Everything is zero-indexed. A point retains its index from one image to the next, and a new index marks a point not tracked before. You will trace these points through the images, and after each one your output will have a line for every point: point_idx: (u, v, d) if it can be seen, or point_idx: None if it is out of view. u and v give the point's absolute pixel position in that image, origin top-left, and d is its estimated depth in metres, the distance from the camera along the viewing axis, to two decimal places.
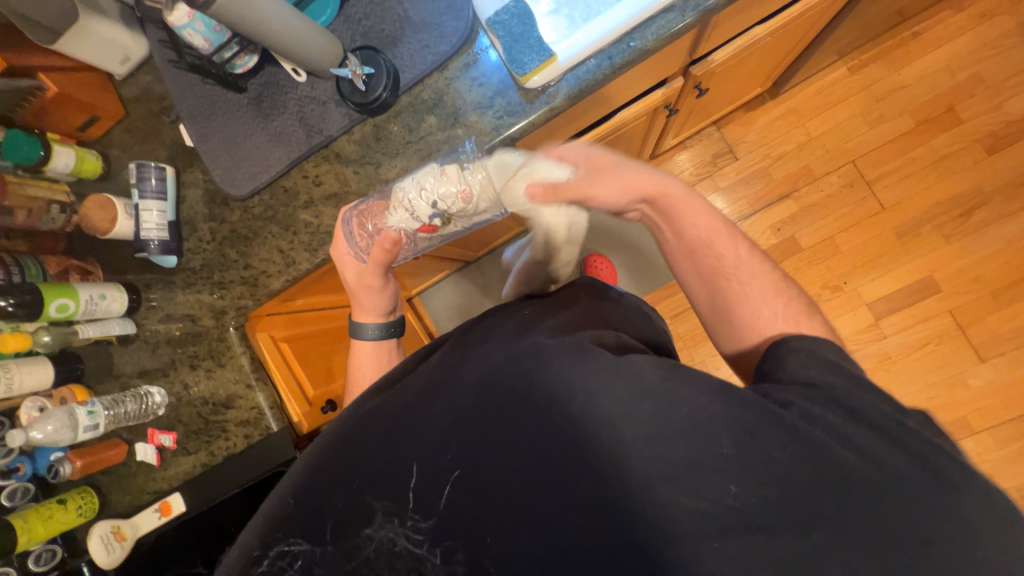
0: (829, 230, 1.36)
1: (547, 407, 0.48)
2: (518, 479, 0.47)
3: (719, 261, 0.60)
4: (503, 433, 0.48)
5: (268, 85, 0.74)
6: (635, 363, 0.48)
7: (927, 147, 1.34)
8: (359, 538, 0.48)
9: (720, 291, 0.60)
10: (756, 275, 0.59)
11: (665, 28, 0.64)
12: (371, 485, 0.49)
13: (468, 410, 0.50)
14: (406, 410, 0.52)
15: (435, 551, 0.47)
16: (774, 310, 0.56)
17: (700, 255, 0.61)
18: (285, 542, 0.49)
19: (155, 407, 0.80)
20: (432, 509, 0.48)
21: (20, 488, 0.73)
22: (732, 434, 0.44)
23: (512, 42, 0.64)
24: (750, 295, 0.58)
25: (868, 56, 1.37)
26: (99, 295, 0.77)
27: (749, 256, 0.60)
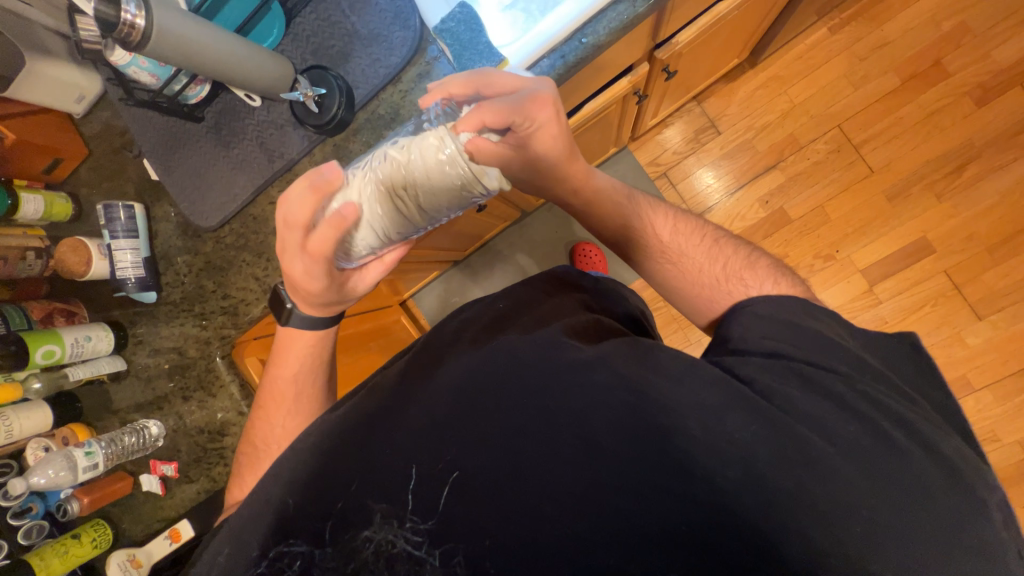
0: (817, 199, 1.34)
1: (532, 400, 0.47)
2: (505, 481, 0.45)
3: (650, 246, 0.62)
4: (483, 428, 0.46)
5: (225, 113, 0.73)
6: (604, 354, 0.48)
7: (913, 105, 1.31)
8: (357, 541, 0.44)
9: (663, 279, 0.61)
10: (683, 246, 0.61)
11: (617, 21, 0.61)
12: (372, 484, 0.46)
13: (444, 411, 0.48)
14: (382, 411, 0.51)
15: (434, 550, 0.43)
16: (714, 274, 0.58)
17: (637, 243, 0.63)
18: (285, 542, 0.45)
19: (153, 438, 0.82)
20: (433, 508, 0.44)
21: (35, 526, 0.76)
22: (698, 415, 0.44)
23: (461, 50, 0.63)
24: (687, 271, 0.59)
25: (849, 15, 1.32)
26: (85, 337, 0.78)
27: (672, 230, 0.62)
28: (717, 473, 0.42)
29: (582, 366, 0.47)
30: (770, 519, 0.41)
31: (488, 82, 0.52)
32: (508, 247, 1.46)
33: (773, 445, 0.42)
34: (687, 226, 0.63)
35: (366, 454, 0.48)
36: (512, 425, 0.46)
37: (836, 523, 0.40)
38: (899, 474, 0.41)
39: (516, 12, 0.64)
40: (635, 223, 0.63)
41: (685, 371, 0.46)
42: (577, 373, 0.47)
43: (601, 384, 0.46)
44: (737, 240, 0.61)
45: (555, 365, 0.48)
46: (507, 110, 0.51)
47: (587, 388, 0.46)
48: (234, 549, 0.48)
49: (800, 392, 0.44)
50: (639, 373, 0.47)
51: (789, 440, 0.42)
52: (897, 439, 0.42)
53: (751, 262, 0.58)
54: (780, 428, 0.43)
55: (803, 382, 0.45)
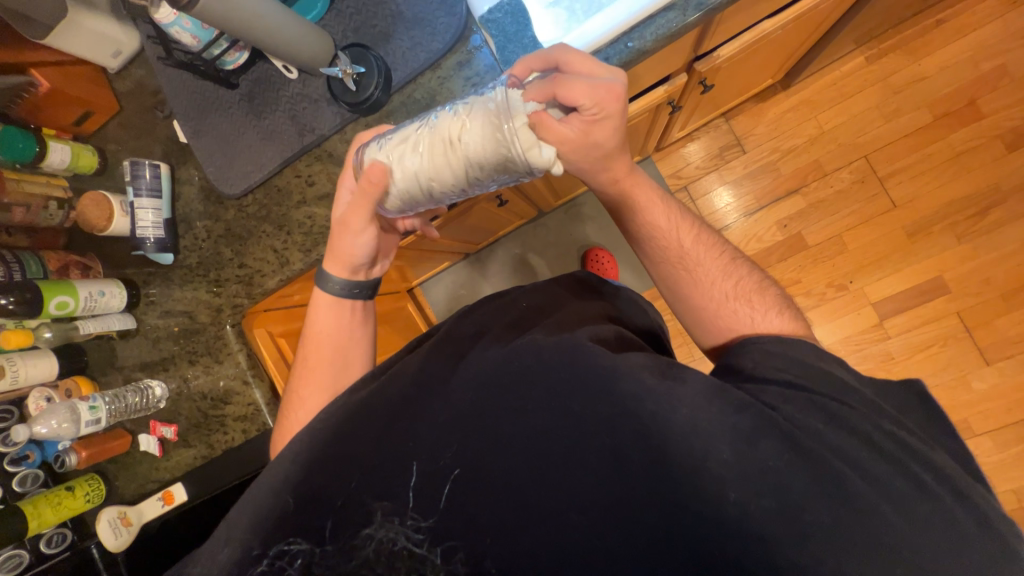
0: (836, 228, 1.33)
1: (544, 406, 0.46)
2: (515, 480, 0.45)
3: (669, 253, 0.61)
4: (493, 425, 0.47)
5: (260, 82, 0.73)
6: (630, 366, 0.47)
7: (942, 143, 1.30)
8: (358, 536, 0.45)
9: (672, 283, 0.62)
10: (702, 255, 0.61)
11: (665, 28, 0.61)
12: (374, 477, 0.47)
13: (465, 407, 0.48)
14: (402, 401, 0.50)
15: (436, 549, 0.44)
16: (726, 290, 0.59)
17: (655, 247, 0.62)
18: (285, 541, 0.46)
19: (155, 399, 0.82)
20: (433, 507, 0.45)
21: (31, 474, 0.77)
22: (732, 441, 0.43)
23: (504, 42, 0.64)
24: (700, 283, 0.60)
25: (888, 46, 1.31)
26: (99, 292, 0.78)
27: (694, 238, 0.62)
28: (733, 496, 0.42)
29: (607, 375, 0.46)
30: (780, 546, 0.41)
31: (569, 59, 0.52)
32: (521, 245, 1.46)
33: (787, 472, 0.42)
34: (708, 238, 0.62)
35: (376, 442, 0.48)
36: (529, 425, 0.46)
37: (844, 557, 0.40)
38: (912, 512, 0.41)
39: (560, 10, 0.63)
40: (659, 228, 0.62)
41: (715, 398, 0.45)
42: (602, 381, 0.46)
43: (628, 395, 0.45)
44: (751, 263, 0.61)
45: (579, 371, 0.47)
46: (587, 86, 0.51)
47: (611, 396, 0.46)
48: (237, 524, 0.48)
49: (821, 422, 0.44)
50: (666, 390, 0.45)
51: (804, 469, 0.42)
52: (910, 478, 0.42)
53: (762, 286, 0.59)
54: (812, 456, 0.42)
55: (826, 419, 0.44)
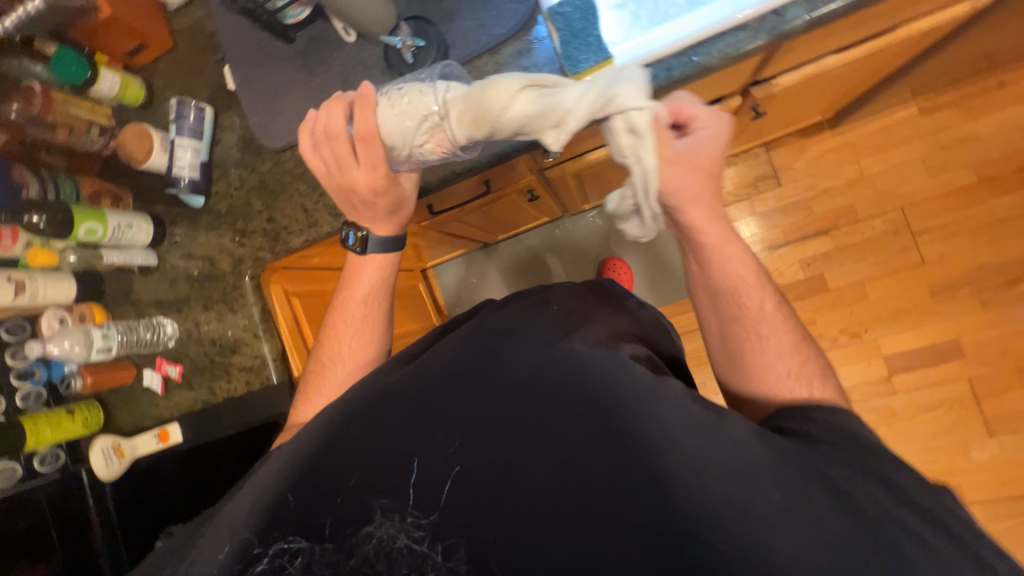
0: (860, 275, 1.32)
1: (543, 404, 0.47)
2: (512, 480, 0.45)
3: (737, 313, 0.60)
4: (484, 406, 0.48)
5: (316, 40, 0.73)
6: (626, 375, 0.48)
7: (982, 207, 1.27)
8: (357, 535, 0.44)
9: (734, 341, 0.60)
10: (776, 324, 0.59)
11: (734, 47, 0.59)
12: (370, 473, 0.47)
13: (463, 397, 0.49)
14: (399, 392, 0.51)
15: (438, 546, 0.43)
16: (787, 366, 0.57)
17: (724, 301, 0.60)
18: (285, 539, 0.45)
19: (166, 336, 0.84)
20: (433, 504, 0.45)
21: (34, 392, 0.79)
22: (720, 466, 0.43)
23: (570, 38, 0.60)
24: (763, 350, 0.58)
25: (943, 100, 1.29)
26: (127, 224, 0.78)
27: (771, 309, 0.59)
28: (732, 531, 0.41)
29: (604, 384, 0.47)
30: None
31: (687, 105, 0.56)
32: (540, 244, 1.46)
33: (787, 510, 0.41)
34: (781, 316, 0.60)
35: (376, 425, 0.49)
36: (527, 426, 0.46)
37: None
38: None
39: (624, 14, 0.65)
40: (739, 285, 0.60)
41: (681, 406, 0.46)
42: (596, 389, 0.47)
43: (621, 403, 0.46)
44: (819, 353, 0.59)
45: (577, 376, 0.48)
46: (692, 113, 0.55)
47: (606, 404, 0.46)
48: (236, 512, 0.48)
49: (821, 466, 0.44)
50: (659, 406, 0.46)
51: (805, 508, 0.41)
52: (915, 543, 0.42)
53: (824, 373, 0.57)
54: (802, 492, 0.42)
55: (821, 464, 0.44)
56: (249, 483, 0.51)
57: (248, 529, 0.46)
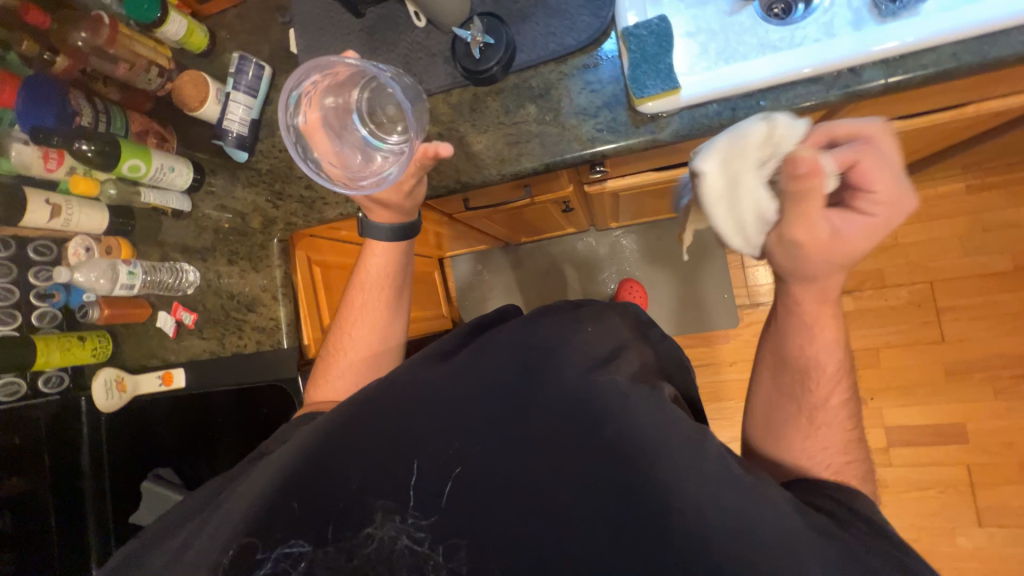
0: (876, 341, 1.30)
1: (540, 429, 0.51)
2: (507, 494, 0.49)
3: (800, 389, 0.56)
4: (494, 416, 0.53)
5: (385, 19, 0.73)
6: (628, 407, 0.50)
7: (1013, 295, 1.25)
8: (359, 536, 0.49)
9: (784, 414, 0.57)
10: (833, 420, 0.55)
11: (802, 99, 0.59)
12: (372, 484, 0.51)
13: (467, 408, 0.53)
14: (404, 402, 0.55)
15: (438, 547, 0.48)
16: (828, 458, 0.54)
17: (793, 374, 0.56)
18: (285, 543, 0.48)
19: (187, 283, 0.84)
20: (433, 507, 0.50)
21: (51, 313, 0.81)
22: (718, 512, 0.44)
23: (640, 61, 0.60)
24: (809, 435, 0.55)
25: (993, 181, 1.26)
26: (169, 167, 0.79)
27: (838, 402, 0.55)
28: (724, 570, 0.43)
29: (600, 416, 0.50)
30: None
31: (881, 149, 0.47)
32: (561, 254, 1.46)
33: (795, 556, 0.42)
34: (845, 413, 0.55)
35: (383, 424, 0.54)
36: (522, 448, 0.51)
37: None
38: None
39: (694, 43, 0.63)
40: (816, 366, 0.55)
41: (688, 440, 0.47)
42: (592, 421, 0.51)
43: (612, 437, 0.50)
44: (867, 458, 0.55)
45: (579, 407, 0.52)
46: (882, 177, 0.46)
47: (596, 435, 0.50)
48: (236, 506, 0.50)
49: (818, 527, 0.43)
50: (658, 445, 0.48)
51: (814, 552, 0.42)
52: None
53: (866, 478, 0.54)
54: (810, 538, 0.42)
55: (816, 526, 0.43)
56: (249, 480, 0.52)
57: (246, 535, 0.48)
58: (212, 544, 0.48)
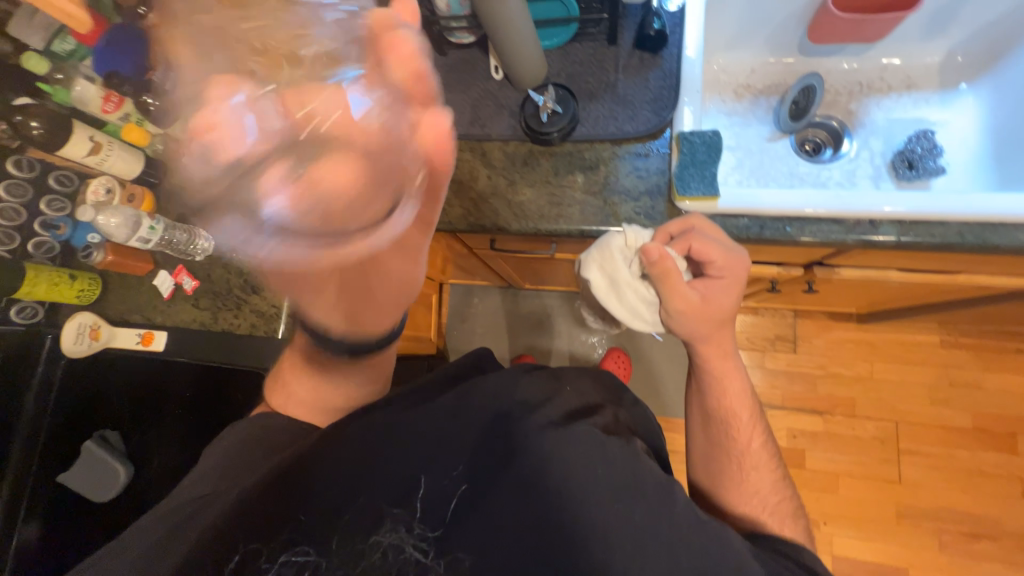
0: (837, 466, 1.34)
1: (538, 460, 0.54)
2: (510, 516, 0.52)
3: (728, 441, 0.66)
4: (492, 442, 0.56)
5: (465, 63, 0.78)
6: (617, 453, 0.55)
7: (967, 453, 1.31)
8: (365, 544, 0.49)
9: (720, 466, 0.66)
10: (760, 462, 0.65)
11: (824, 235, 0.64)
12: (379, 493, 0.52)
13: (467, 430, 0.56)
14: (406, 417, 0.56)
15: (441, 560, 0.49)
16: (765, 502, 0.62)
17: (718, 427, 0.67)
18: (291, 550, 0.49)
19: (199, 249, 0.83)
20: (439, 520, 0.51)
21: (48, 245, 0.79)
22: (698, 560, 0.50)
23: (688, 163, 0.66)
24: (743, 482, 0.64)
25: (963, 342, 1.36)
26: None
27: (760, 443, 0.66)
28: None
29: (593, 456, 0.54)
30: None
31: (702, 225, 0.61)
32: (559, 309, 1.49)
33: None
34: (768, 456, 0.66)
35: (383, 437, 0.55)
36: (525, 473, 0.54)
37: None
38: None
39: (731, 156, 0.81)
40: (738, 419, 0.66)
41: (660, 485, 0.54)
42: (588, 459, 0.54)
43: (605, 475, 0.54)
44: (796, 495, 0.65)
45: (573, 447, 0.55)
46: (714, 249, 0.59)
47: (592, 473, 0.54)
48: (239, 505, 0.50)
49: None
50: (642, 489, 0.53)
51: None
52: None
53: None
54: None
55: None
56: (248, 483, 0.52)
57: (250, 539, 0.49)
58: (213, 543, 0.49)
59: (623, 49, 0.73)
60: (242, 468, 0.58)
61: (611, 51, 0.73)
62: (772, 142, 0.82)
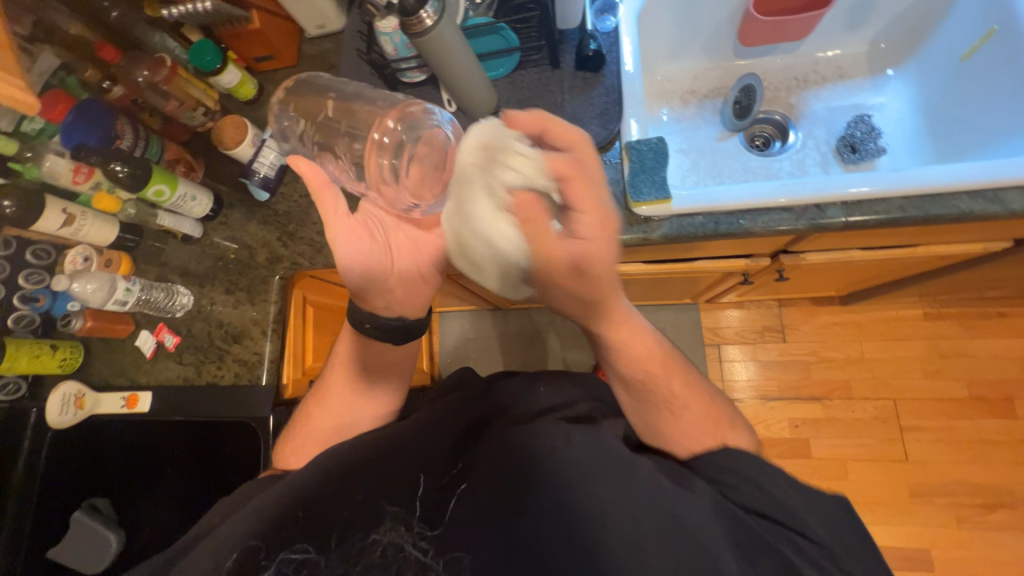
0: (843, 451, 1.33)
1: (524, 455, 0.59)
2: (501, 505, 0.57)
3: (651, 392, 0.63)
4: (482, 443, 0.63)
5: (420, 100, 0.82)
6: (597, 440, 0.60)
7: (968, 422, 1.31)
8: (365, 540, 0.55)
9: (651, 418, 0.64)
10: (688, 401, 0.63)
11: (775, 223, 0.67)
12: (383, 493, 0.58)
13: (459, 434, 0.64)
14: (408, 429, 0.63)
15: (440, 558, 0.54)
16: (706, 434, 0.62)
17: (640, 389, 0.63)
18: (292, 549, 0.54)
19: (178, 306, 0.84)
20: (439, 518, 0.57)
21: (28, 317, 0.80)
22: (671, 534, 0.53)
23: (638, 170, 0.69)
24: (678, 421, 0.63)
25: (946, 312, 1.38)
26: (191, 196, 0.82)
27: (682, 383, 0.64)
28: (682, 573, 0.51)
29: (578, 443, 0.59)
30: None
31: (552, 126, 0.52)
32: (547, 325, 1.50)
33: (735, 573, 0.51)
34: (700, 397, 0.64)
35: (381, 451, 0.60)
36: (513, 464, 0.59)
37: None
38: None
39: (681, 156, 0.84)
40: (649, 361, 0.63)
41: (625, 462, 0.58)
42: (566, 443, 0.59)
43: (587, 460, 0.58)
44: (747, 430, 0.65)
45: (552, 442, 0.60)
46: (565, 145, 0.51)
47: (572, 456, 0.58)
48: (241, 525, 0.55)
49: None
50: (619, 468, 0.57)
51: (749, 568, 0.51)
52: None
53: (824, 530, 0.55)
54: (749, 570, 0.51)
55: None
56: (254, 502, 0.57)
57: (256, 539, 0.54)
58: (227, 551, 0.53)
59: (567, 71, 0.76)
60: (239, 490, 0.62)
61: (556, 74, 0.77)
62: (722, 140, 0.85)
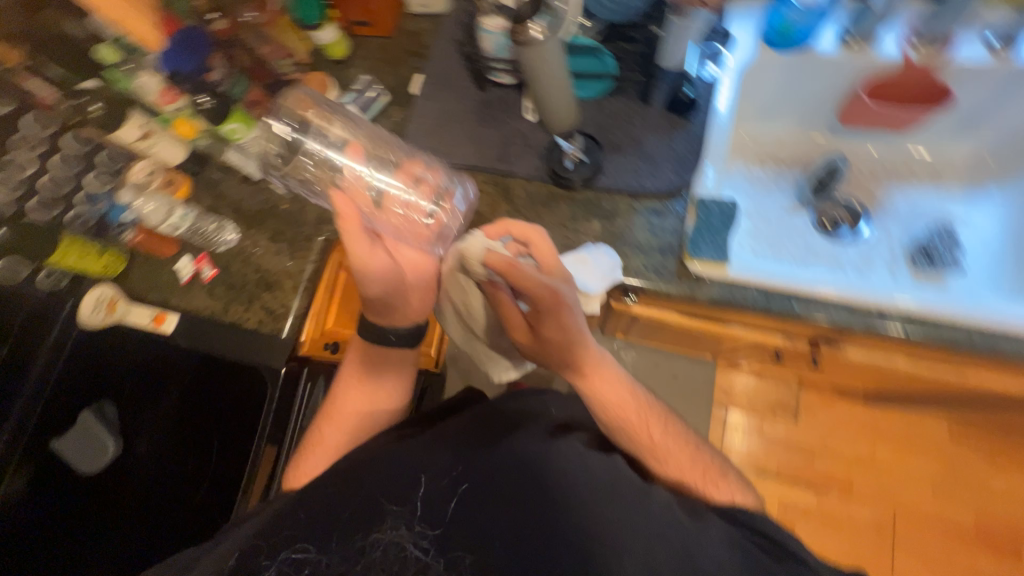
0: (828, 551, 1.28)
1: (523, 474, 0.58)
2: (503, 520, 0.56)
3: (642, 443, 0.63)
4: (481, 449, 0.61)
5: (500, 102, 0.81)
6: (599, 468, 0.59)
7: (965, 557, 1.25)
8: (366, 540, 0.54)
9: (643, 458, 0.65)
10: (678, 444, 0.64)
11: (827, 315, 0.65)
12: (378, 492, 0.58)
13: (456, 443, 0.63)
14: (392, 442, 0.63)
15: (441, 559, 0.54)
16: (696, 475, 0.62)
17: (634, 435, 0.63)
18: (296, 548, 0.55)
19: (222, 241, 0.86)
20: (439, 519, 0.56)
21: (83, 217, 0.82)
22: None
23: (701, 228, 0.68)
24: (671, 457, 0.63)
25: (973, 439, 1.31)
26: (261, 139, 0.85)
27: (664, 431, 0.64)
28: None
29: (576, 471, 0.59)
30: None
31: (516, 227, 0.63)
32: None
33: None
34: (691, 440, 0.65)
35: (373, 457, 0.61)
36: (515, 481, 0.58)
37: None
38: None
39: (747, 220, 0.82)
40: (636, 413, 0.63)
41: (637, 491, 0.58)
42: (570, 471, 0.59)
43: (590, 486, 0.57)
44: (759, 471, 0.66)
45: (552, 467, 0.59)
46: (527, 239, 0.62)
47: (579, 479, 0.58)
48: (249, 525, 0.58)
49: None
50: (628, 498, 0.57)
51: None
52: None
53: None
54: None
55: None
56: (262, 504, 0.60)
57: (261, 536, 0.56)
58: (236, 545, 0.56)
59: (654, 108, 0.75)
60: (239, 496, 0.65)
61: (642, 109, 0.75)
62: (793, 213, 0.83)
